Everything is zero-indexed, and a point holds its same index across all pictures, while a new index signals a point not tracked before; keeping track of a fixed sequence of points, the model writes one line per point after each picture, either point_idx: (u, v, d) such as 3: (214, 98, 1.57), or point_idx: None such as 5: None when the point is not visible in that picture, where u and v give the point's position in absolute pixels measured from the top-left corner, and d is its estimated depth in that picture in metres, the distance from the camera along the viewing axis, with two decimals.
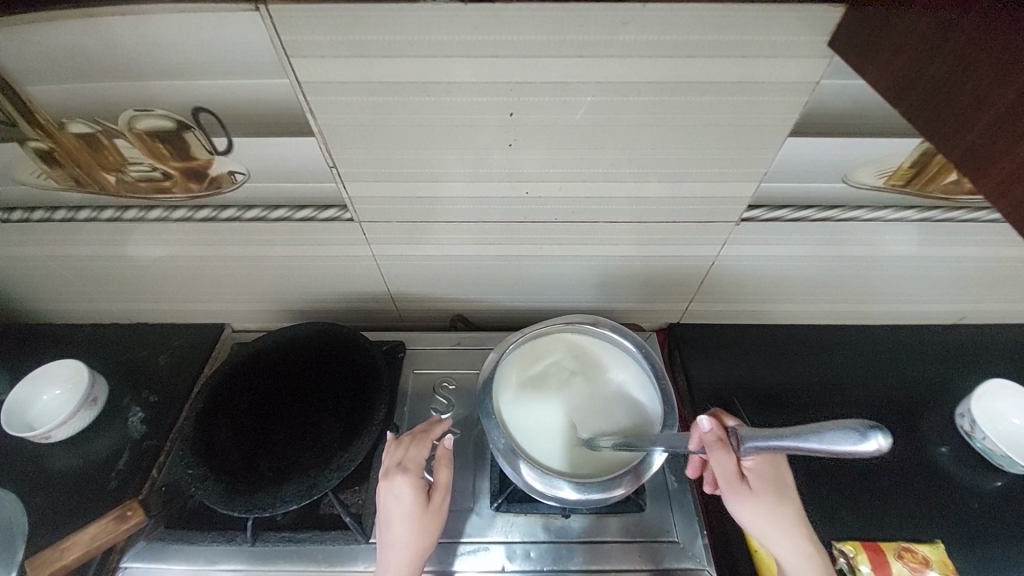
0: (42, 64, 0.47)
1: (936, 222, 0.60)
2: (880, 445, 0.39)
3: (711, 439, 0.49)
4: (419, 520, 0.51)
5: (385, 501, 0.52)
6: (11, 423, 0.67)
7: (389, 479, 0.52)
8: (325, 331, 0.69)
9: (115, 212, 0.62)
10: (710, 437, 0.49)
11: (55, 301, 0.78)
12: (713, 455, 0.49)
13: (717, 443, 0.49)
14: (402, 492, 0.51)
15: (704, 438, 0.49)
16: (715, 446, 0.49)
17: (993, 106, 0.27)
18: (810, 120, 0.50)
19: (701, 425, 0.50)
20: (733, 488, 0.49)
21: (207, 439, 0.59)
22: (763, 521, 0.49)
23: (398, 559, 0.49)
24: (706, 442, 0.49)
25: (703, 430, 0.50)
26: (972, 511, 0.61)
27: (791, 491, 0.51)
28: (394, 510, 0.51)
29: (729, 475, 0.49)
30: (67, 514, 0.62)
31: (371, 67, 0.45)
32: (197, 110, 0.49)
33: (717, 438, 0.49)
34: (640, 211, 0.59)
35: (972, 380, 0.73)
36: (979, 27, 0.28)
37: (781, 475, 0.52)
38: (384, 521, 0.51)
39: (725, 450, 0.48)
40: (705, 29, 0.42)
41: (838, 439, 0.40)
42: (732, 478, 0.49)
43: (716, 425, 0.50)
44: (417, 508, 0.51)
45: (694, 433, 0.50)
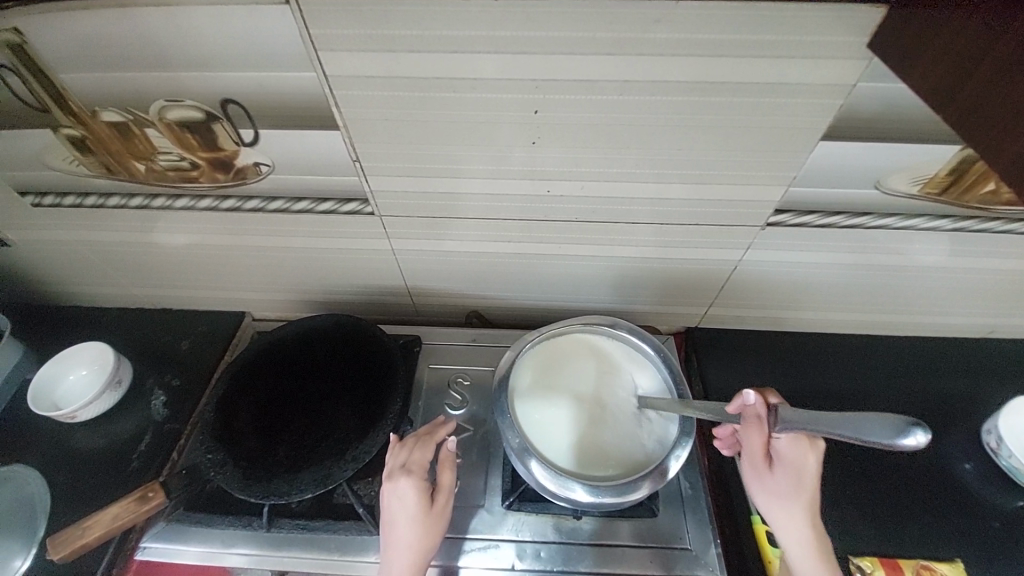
0: (76, 53, 0.48)
1: (971, 232, 0.58)
2: (918, 442, 0.37)
3: (750, 414, 0.49)
4: (422, 522, 0.51)
5: (388, 504, 0.52)
6: (39, 401, 0.69)
7: (392, 482, 0.52)
8: (342, 322, 0.69)
9: (144, 200, 0.63)
10: (751, 411, 0.49)
11: (82, 285, 0.80)
12: (744, 431, 0.49)
13: (756, 418, 0.49)
14: (405, 495, 0.51)
15: (745, 410, 0.50)
16: (751, 420, 0.49)
17: None
18: (844, 125, 0.48)
19: (746, 397, 0.50)
20: (753, 463, 0.50)
21: (226, 425, 0.61)
22: (772, 500, 0.50)
23: (403, 560, 0.50)
24: (744, 414, 0.50)
25: (746, 404, 0.50)
26: (996, 532, 0.59)
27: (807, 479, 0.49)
28: (397, 512, 0.51)
29: (752, 452, 0.50)
30: (90, 492, 0.63)
31: (397, 61, 0.44)
32: (226, 101, 0.50)
33: (756, 415, 0.49)
34: (662, 213, 0.58)
35: (1001, 397, 0.70)
36: None
37: (803, 463, 0.49)
38: (387, 523, 0.52)
39: (760, 428, 0.49)
40: (737, 29, 0.41)
41: (872, 429, 0.39)
42: (756, 454, 0.50)
43: (760, 402, 0.49)
44: (420, 510, 0.51)
45: (738, 402, 0.50)
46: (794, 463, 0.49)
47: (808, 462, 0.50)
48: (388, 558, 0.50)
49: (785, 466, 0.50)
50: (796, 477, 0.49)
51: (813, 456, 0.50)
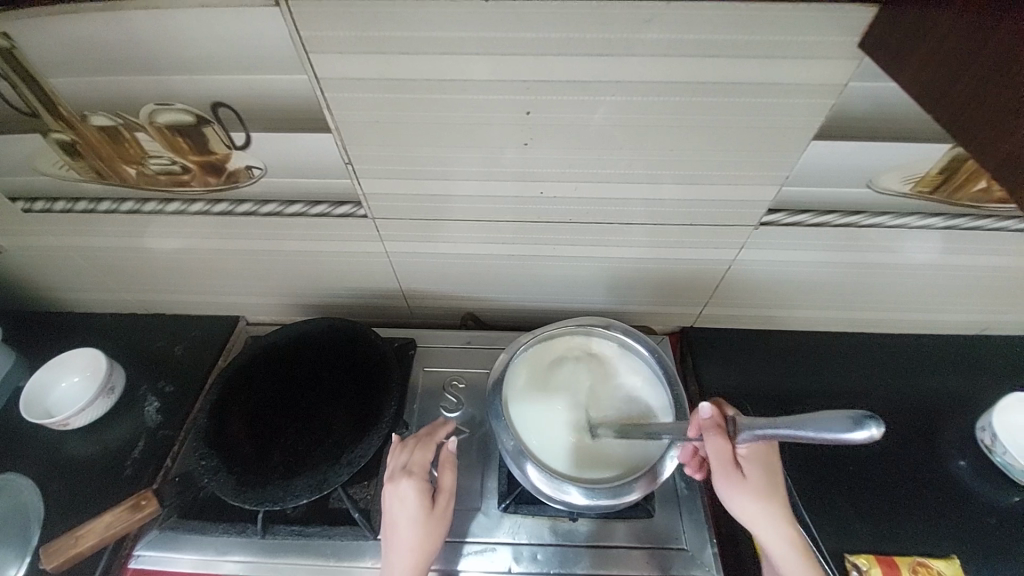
0: (65, 57, 0.47)
1: (962, 230, 0.58)
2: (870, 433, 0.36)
3: (710, 425, 0.48)
4: (424, 524, 0.51)
5: (390, 505, 0.52)
6: (31, 409, 0.69)
7: (394, 483, 0.52)
8: (335, 326, 0.68)
9: (135, 205, 0.63)
10: (709, 422, 0.49)
11: (73, 291, 0.80)
12: (709, 442, 0.48)
13: (716, 429, 0.48)
14: (407, 497, 0.51)
15: (703, 423, 0.49)
16: (712, 431, 0.48)
17: None
18: (836, 125, 0.49)
19: (701, 411, 0.49)
20: (726, 474, 0.48)
21: (220, 431, 0.60)
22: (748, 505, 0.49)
23: (406, 562, 0.49)
24: (705, 427, 0.48)
25: (703, 415, 0.49)
26: (991, 528, 0.60)
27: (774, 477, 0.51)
28: (399, 513, 0.51)
29: (722, 462, 0.48)
30: (82, 501, 0.63)
31: (388, 63, 0.44)
32: (217, 104, 0.50)
33: (716, 425, 0.48)
34: (655, 213, 0.58)
35: (992, 393, 0.71)
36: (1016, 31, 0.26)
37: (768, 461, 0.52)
38: (389, 524, 0.51)
39: (722, 438, 0.48)
40: (729, 29, 0.41)
41: (824, 425, 0.38)
42: (727, 463, 0.48)
43: (717, 412, 0.49)
44: (421, 512, 0.51)
45: (694, 420, 0.50)
46: (761, 463, 0.51)
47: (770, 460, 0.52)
48: (390, 560, 0.50)
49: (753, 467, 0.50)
50: (767, 476, 0.50)
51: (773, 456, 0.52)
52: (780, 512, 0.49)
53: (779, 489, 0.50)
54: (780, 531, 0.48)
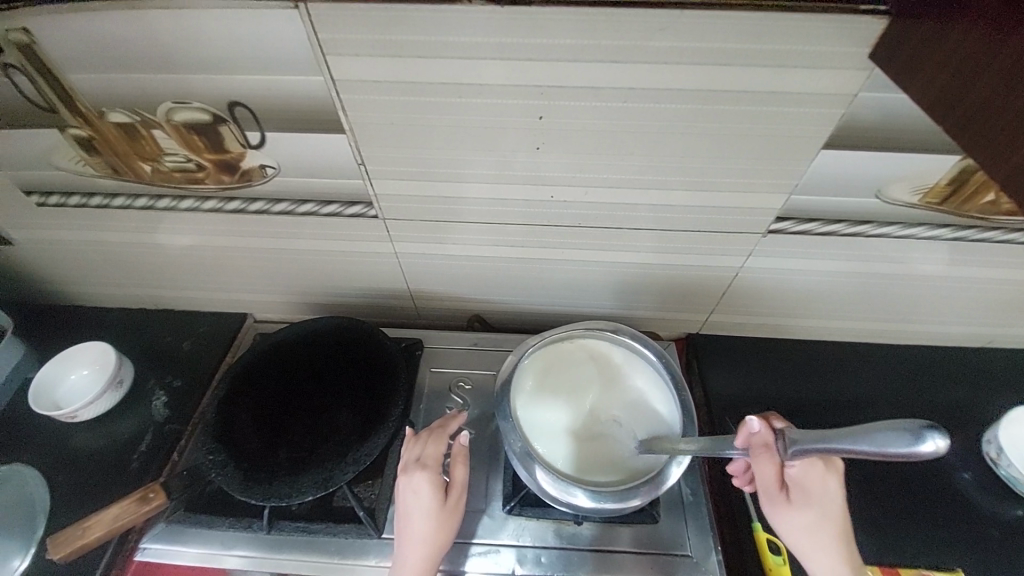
0: (85, 53, 0.48)
1: (970, 242, 0.58)
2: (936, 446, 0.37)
3: (758, 442, 0.48)
4: (435, 517, 0.51)
5: (403, 498, 0.53)
6: (39, 401, 0.69)
7: (408, 475, 0.53)
8: (345, 326, 0.69)
9: (149, 201, 0.64)
10: (759, 440, 0.48)
11: (84, 285, 0.81)
12: (755, 460, 0.48)
13: (764, 446, 0.48)
14: (419, 489, 0.52)
15: (751, 439, 0.49)
16: (760, 449, 0.48)
17: None
18: (846, 134, 0.49)
19: (749, 426, 0.49)
20: (770, 496, 0.49)
21: (229, 426, 0.61)
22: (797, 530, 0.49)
23: (416, 555, 0.50)
24: (753, 445, 0.48)
25: (751, 431, 0.49)
26: (997, 541, 0.59)
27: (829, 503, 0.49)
28: (412, 506, 0.52)
29: (769, 481, 0.48)
30: (89, 493, 0.63)
31: (403, 65, 0.45)
32: (233, 104, 0.50)
33: (765, 443, 0.48)
34: (663, 219, 0.59)
35: (999, 407, 0.70)
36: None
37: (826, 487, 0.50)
38: (402, 516, 0.52)
39: (770, 456, 0.48)
40: (741, 38, 0.41)
41: (888, 440, 0.38)
42: (772, 483, 0.48)
43: (765, 428, 0.48)
44: (434, 504, 0.52)
45: (742, 433, 0.49)
46: (815, 491, 0.49)
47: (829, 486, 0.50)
48: (400, 551, 0.51)
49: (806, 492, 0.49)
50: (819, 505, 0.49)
51: (829, 479, 0.50)
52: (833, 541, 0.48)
53: (832, 517, 0.49)
54: (830, 561, 0.47)
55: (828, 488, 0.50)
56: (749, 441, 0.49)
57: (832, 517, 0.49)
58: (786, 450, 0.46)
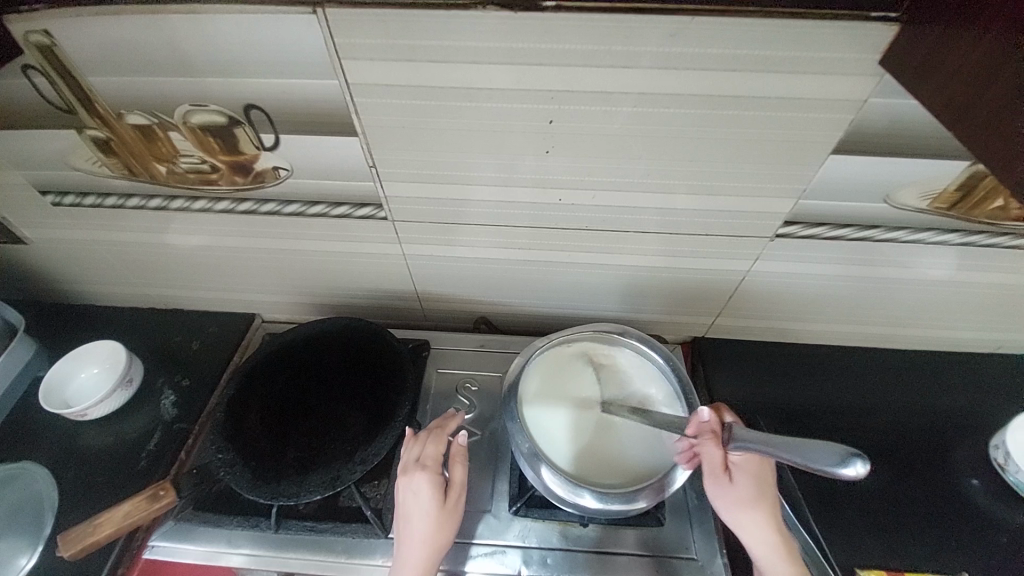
0: (105, 56, 0.49)
1: (979, 247, 0.58)
2: (857, 472, 0.38)
3: (706, 429, 0.51)
4: (436, 517, 0.52)
5: (403, 498, 0.53)
6: (50, 399, 0.70)
7: (408, 476, 0.53)
8: (352, 326, 0.70)
9: (162, 202, 0.65)
10: (706, 427, 0.51)
11: (95, 284, 0.81)
12: (701, 446, 0.51)
13: (710, 434, 0.50)
14: (420, 490, 0.52)
15: (700, 427, 0.51)
16: (705, 435, 0.50)
17: None
18: (855, 140, 0.49)
19: (701, 414, 0.51)
20: (713, 476, 0.51)
21: (238, 424, 0.61)
22: (734, 510, 0.50)
23: (417, 555, 0.50)
24: (700, 431, 0.51)
25: (702, 419, 0.51)
26: (1005, 548, 0.59)
27: (764, 485, 0.51)
28: (413, 506, 0.52)
29: (713, 466, 0.50)
30: (99, 490, 0.64)
31: (417, 70, 0.46)
32: (249, 107, 0.51)
33: (712, 430, 0.50)
34: (670, 223, 0.59)
35: (1006, 413, 0.70)
36: None
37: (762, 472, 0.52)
38: (403, 515, 0.52)
39: (715, 443, 0.50)
40: (752, 45, 0.42)
41: (816, 455, 0.40)
42: (716, 467, 0.50)
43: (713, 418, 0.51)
44: (434, 505, 0.52)
45: (693, 420, 0.51)
46: (755, 475, 0.51)
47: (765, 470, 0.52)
48: (401, 552, 0.51)
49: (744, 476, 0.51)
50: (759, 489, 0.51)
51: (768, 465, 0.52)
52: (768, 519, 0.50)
53: (770, 498, 0.51)
54: (767, 538, 0.50)
55: (767, 470, 0.52)
56: (697, 429, 0.51)
57: (769, 495, 0.51)
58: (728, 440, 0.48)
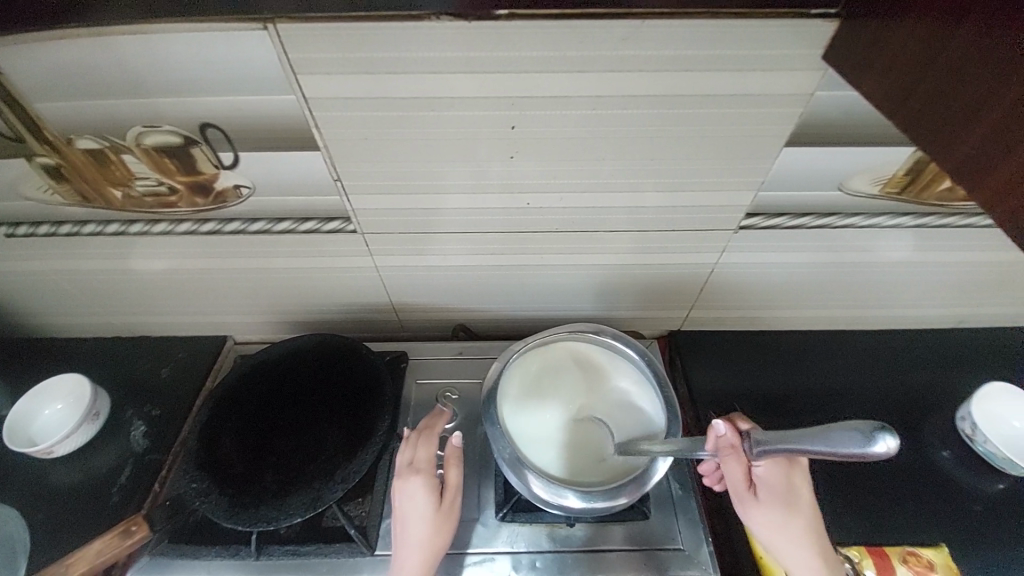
0: (50, 82, 0.47)
1: (932, 228, 0.61)
2: (887, 447, 0.39)
3: (726, 445, 0.49)
4: (432, 517, 0.51)
5: (400, 503, 0.53)
6: (13, 438, 0.67)
7: (403, 479, 0.54)
8: (326, 343, 0.69)
9: (120, 227, 0.63)
10: (726, 443, 0.49)
11: (55, 315, 0.78)
12: (724, 462, 0.50)
13: (731, 449, 0.49)
14: (415, 491, 0.52)
15: (719, 443, 0.50)
16: (727, 451, 0.49)
17: (994, 110, 0.27)
18: (807, 131, 0.51)
19: (717, 428, 0.50)
20: (739, 493, 0.52)
21: (213, 453, 0.60)
22: (766, 527, 0.51)
23: (415, 559, 0.50)
24: (721, 448, 0.50)
25: (719, 434, 0.50)
26: (976, 515, 0.62)
27: (795, 499, 0.52)
28: (409, 510, 0.52)
29: (738, 480, 0.51)
30: (68, 530, 0.61)
31: (375, 82, 0.46)
32: (205, 125, 0.50)
33: (732, 446, 0.49)
34: (639, 220, 0.60)
35: (969, 384, 0.73)
36: (976, 36, 0.28)
37: (790, 484, 0.52)
38: (399, 520, 0.52)
39: (737, 456, 0.50)
40: (702, 44, 0.43)
41: (841, 439, 0.41)
42: (739, 483, 0.51)
43: (731, 431, 0.50)
44: (430, 509, 0.52)
45: (711, 437, 0.50)
46: (781, 482, 0.52)
47: (794, 483, 0.52)
48: (400, 556, 0.50)
49: (773, 491, 0.51)
50: (786, 495, 0.51)
51: (793, 473, 0.53)
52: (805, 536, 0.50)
53: (803, 513, 0.51)
54: (805, 556, 0.49)
55: (796, 482, 0.52)
56: (717, 444, 0.50)
57: (801, 509, 0.51)
58: (752, 451, 0.48)
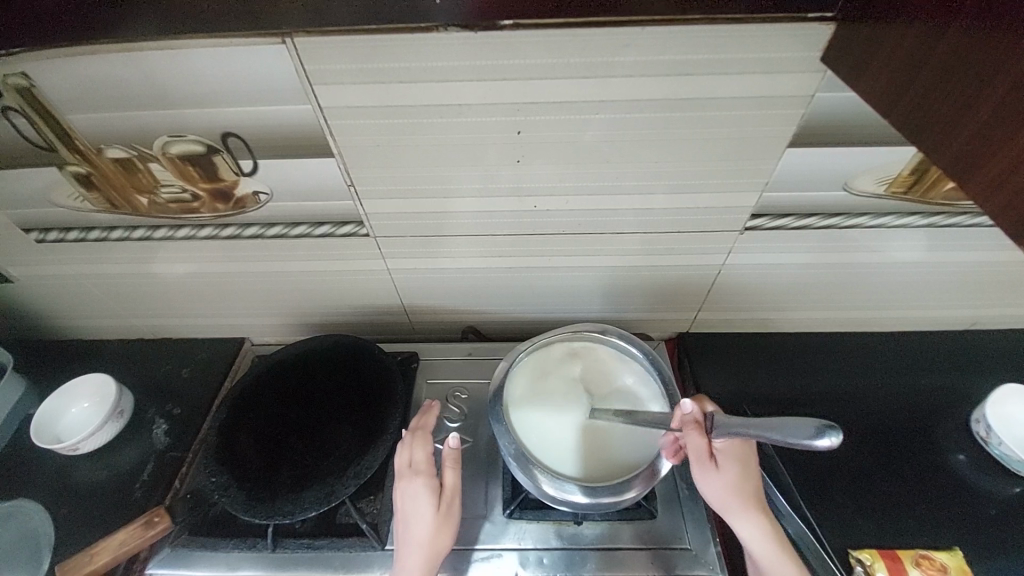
0: (83, 95, 0.50)
1: (940, 228, 0.61)
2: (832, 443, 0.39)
3: (689, 420, 0.51)
4: (432, 519, 0.53)
5: (403, 503, 0.54)
6: (40, 435, 0.70)
7: (405, 481, 0.55)
8: (339, 343, 0.71)
9: (145, 232, 0.65)
10: (689, 418, 0.51)
11: (83, 318, 0.82)
12: (687, 436, 0.51)
13: (694, 423, 0.51)
14: (416, 493, 0.54)
15: (683, 419, 0.52)
16: (689, 426, 0.51)
17: (988, 103, 0.28)
18: (810, 132, 0.51)
19: (682, 406, 0.52)
20: (701, 465, 0.50)
21: (231, 449, 0.62)
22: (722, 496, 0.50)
23: (417, 559, 0.51)
24: (685, 422, 0.51)
25: (685, 410, 0.52)
26: (991, 519, 0.61)
27: (749, 470, 0.52)
28: (410, 510, 0.53)
29: (700, 454, 0.50)
30: (94, 524, 0.64)
31: (387, 92, 0.48)
32: (226, 135, 0.53)
33: (695, 420, 0.51)
34: (645, 222, 0.61)
35: (983, 386, 0.73)
36: (962, 38, 0.29)
37: (744, 457, 0.53)
38: (402, 520, 0.54)
39: (700, 431, 0.50)
40: (704, 50, 0.44)
41: (793, 432, 0.41)
42: (704, 455, 0.50)
43: (696, 408, 0.52)
44: (430, 511, 0.53)
45: (676, 413, 0.52)
46: (737, 455, 0.52)
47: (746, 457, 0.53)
48: (402, 554, 0.52)
49: (729, 463, 0.51)
50: (743, 471, 0.52)
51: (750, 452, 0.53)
52: (759, 506, 0.51)
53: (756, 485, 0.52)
54: (758, 524, 0.50)
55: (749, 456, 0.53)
56: (682, 421, 0.52)
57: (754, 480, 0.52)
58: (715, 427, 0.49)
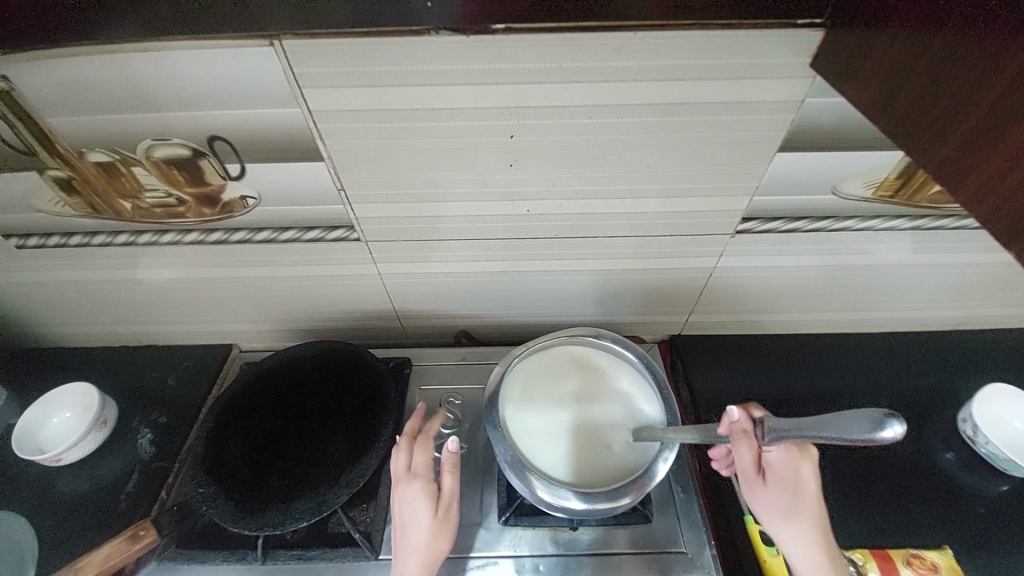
0: (63, 98, 0.49)
1: (927, 230, 0.62)
2: (896, 433, 0.38)
3: (738, 430, 0.50)
4: (430, 525, 0.52)
5: (400, 509, 0.53)
6: (22, 446, 0.68)
7: (402, 487, 0.54)
8: (329, 349, 0.70)
9: (129, 237, 0.64)
10: (739, 428, 0.50)
11: (64, 324, 0.80)
12: (735, 446, 0.50)
13: (744, 433, 0.50)
14: (414, 499, 0.53)
15: (732, 427, 0.50)
16: (738, 436, 0.50)
17: (977, 109, 0.28)
18: (800, 136, 0.52)
19: (730, 414, 0.50)
20: (746, 477, 0.53)
21: (218, 459, 0.60)
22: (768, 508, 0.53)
23: (414, 566, 0.50)
24: (733, 432, 0.50)
25: (732, 419, 0.50)
26: (979, 517, 0.62)
27: (802, 486, 0.52)
28: (408, 516, 0.53)
29: (745, 468, 0.52)
30: (77, 538, 0.62)
31: (378, 95, 0.47)
32: (212, 138, 0.52)
33: (744, 430, 0.50)
34: (637, 225, 0.61)
35: (970, 386, 0.74)
36: (952, 43, 0.29)
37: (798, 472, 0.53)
38: (399, 527, 0.53)
39: (748, 441, 0.50)
40: (695, 55, 0.44)
41: (851, 427, 0.40)
42: (749, 468, 0.52)
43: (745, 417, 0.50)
44: (429, 516, 0.52)
45: (724, 421, 0.50)
46: (789, 469, 0.53)
47: (800, 471, 0.53)
48: (399, 561, 0.51)
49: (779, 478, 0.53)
50: (796, 483, 0.52)
51: (805, 466, 0.53)
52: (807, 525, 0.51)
53: (808, 502, 0.52)
54: (805, 542, 0.51)
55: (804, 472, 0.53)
56: (730, 429, 0.50)
57: (806, 497, 0.52)
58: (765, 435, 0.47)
